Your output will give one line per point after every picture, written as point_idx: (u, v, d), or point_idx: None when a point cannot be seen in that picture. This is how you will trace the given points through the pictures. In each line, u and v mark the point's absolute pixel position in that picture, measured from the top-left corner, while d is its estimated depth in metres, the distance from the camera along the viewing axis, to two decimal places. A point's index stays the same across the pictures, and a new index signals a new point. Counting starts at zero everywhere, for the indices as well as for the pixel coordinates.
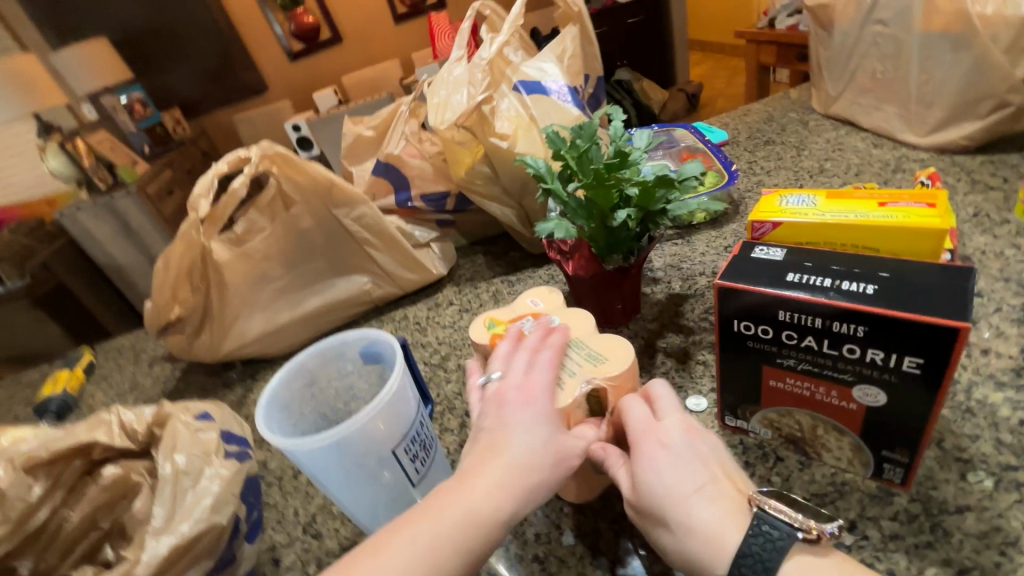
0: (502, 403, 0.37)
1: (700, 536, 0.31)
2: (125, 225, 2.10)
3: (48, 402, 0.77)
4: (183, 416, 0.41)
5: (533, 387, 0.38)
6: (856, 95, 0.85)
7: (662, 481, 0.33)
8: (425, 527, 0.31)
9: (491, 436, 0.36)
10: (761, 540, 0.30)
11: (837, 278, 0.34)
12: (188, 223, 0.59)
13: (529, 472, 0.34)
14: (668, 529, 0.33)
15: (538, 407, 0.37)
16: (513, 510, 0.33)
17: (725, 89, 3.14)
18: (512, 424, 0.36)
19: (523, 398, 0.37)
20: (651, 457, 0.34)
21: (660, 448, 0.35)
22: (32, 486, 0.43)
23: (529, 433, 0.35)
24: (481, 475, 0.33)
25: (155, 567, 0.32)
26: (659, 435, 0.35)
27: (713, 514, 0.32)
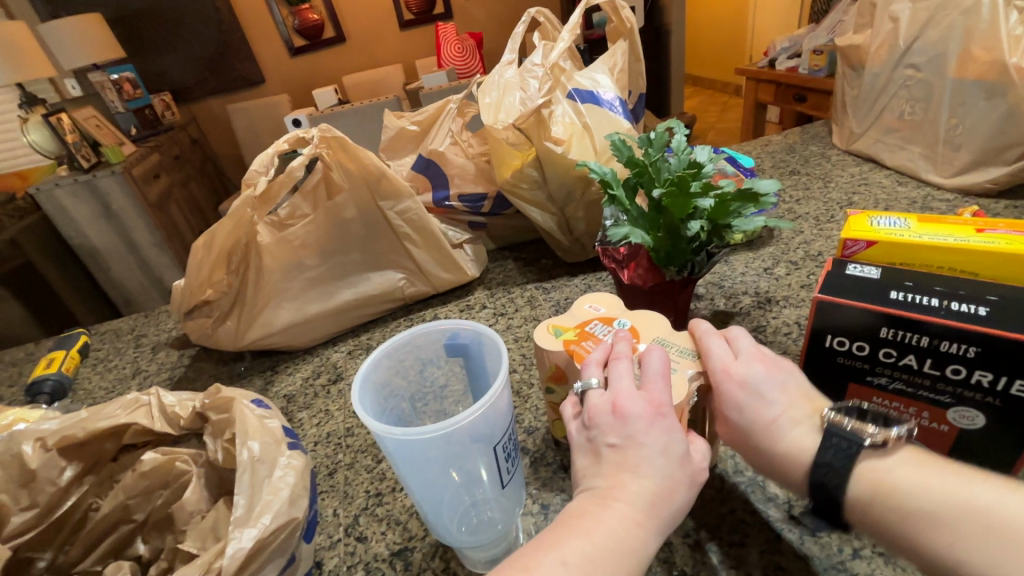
0: (628, 419, 0.34)
1: (782, 454, 0.36)
2: (105, 206, 1.90)
3: (42, 382, 0.72)
4: (244, 402, 0.38)
5: (661, 403, 0.34)
6: (882, 134, 0.88)
7: (745, 415, 0.38)
8: (584, 554, 0.29)
9: (621, 454, 0.33)
10: (833, 450, 0.34)
11: (944, 299, 0.34)
12: (242, 200, 0.58)
13: (668, 498, 0.32)
14: (752, 449, 0.38)
15: (669, 424, 0.34)
16: (657, 528, 0.31)
17: (718, 124, 3.22)
18: (647, 444, 0.33)
19: (652, 416, 0.34)
20: (735, 396, 0.38)
21: (742, 389, 0.38)
22: (64, 468, 0.39)
23: (666, 456, 0.32)
24: (625, 497, 0.31)
25: (239, 561, 0.29)
26: (739, 373, 0.38)
27: (791, 437, 0.36)
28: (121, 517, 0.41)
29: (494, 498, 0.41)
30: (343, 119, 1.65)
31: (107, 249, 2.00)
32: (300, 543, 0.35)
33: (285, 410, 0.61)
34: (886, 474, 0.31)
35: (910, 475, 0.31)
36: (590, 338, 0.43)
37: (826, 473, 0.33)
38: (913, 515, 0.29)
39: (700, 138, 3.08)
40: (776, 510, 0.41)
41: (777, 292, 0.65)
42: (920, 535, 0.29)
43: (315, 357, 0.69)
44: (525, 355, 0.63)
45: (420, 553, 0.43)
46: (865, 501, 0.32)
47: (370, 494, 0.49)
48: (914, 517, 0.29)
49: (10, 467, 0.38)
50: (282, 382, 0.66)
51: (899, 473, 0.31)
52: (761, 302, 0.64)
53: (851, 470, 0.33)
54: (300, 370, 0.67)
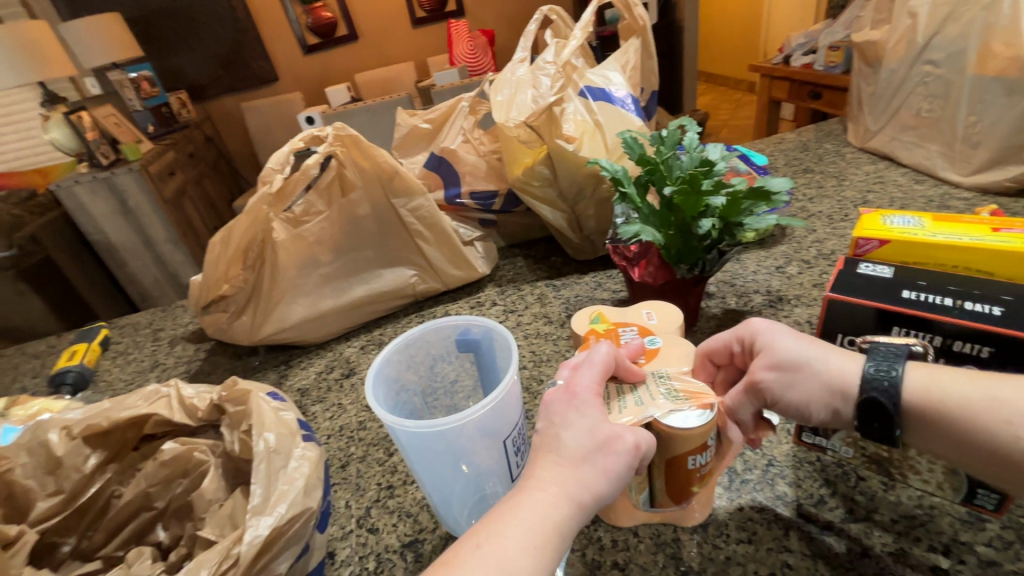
0: (547, 403, 0.34)
1: (829, 364, 0.34)
2: (122, 203, 1.94)
3: (64, 374, 0.74)
4: (261, 394, 0.39)
5: (577, 384, 0.34)
6: (898, 131, 0.87)
7: (788, 342, 0.36)
8: (502, 532, 0.28)
9: (541, 438, 0.33)
10: (882, 356, 0.32)
11: (958, 299, 0.34)
12: (258, 196, 0.59)
13: (584, 469, 0.31)
14: (809, 374, 0.34)
15: (585, 401, 0.33)
16: (576, 499, 0.30)
17: (731, 121, 3.19)
18: (560, 422, 0.33)
19: (566, 398, 0.34)
20: (770, 334, 0.37)
21: (771, 327, 0.37)
22: (89, 456, 0.40)
23: (578, 430, 0.32)
24: (541, 473, 0.31)
25: (256, 548, 0.30)
26: (760, 321, 0.38)
27: (833, 353, 0.35)
28: (141, 504, 0.42)
29: (504, 493, 0.42)
30: (355, 117, 1.66)
31: (124, 244, 2.04)
32: (314, 532, 0.36)
33: (299, 403, 0.62)
34: (935, 381, 0.31)
35: (961, 379, 0.30)
36: (612, 337, 0.45)
37: (886, 380, 0.31)
38: (956, 411, 0.30)
39: (713, 135, 3.05)
40: (784, 507, 0.41)
41: (789, 291, 0.64)
42: (966, 429, 0.29)
43: (328, 352, 0.70)
44: (535, 352, 0.63)
45: (430, 545, 0.44)
46: (920, 405, 0.31)
47: (382, 486, 0.50)
48: (956, 415, 0.30)
49: (38, 455, 0.39)
50: (296, 376, 0.67)
51: (949, 378, 0.31)
52: (772, 301, 0.63)
53: (905, 374, 0.31)
54: (313, 365, 0.68)
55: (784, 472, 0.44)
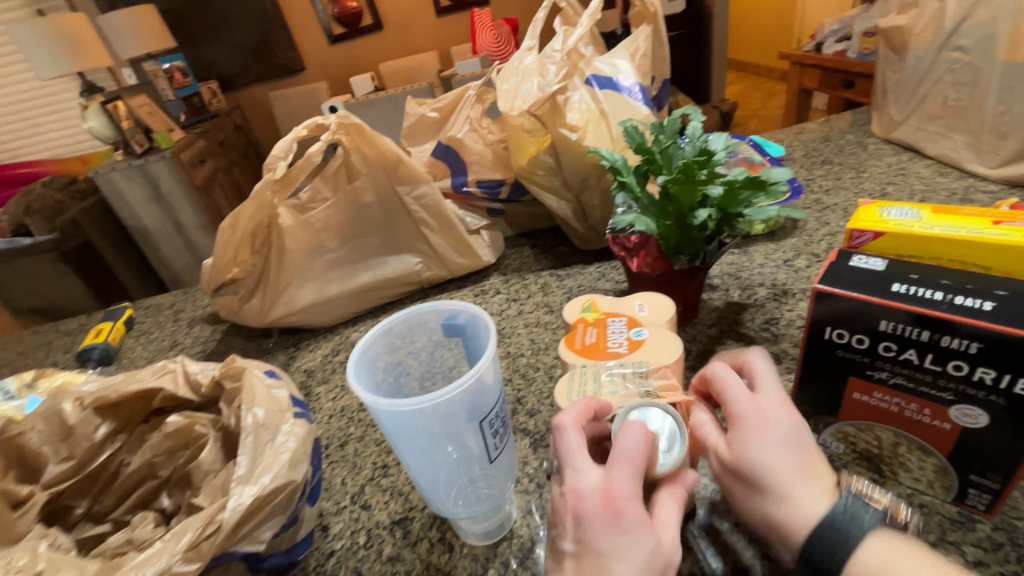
0: (580, 519, 0.30)
1: (788, 506, 0.31)
2: (155, 189, 2.01)
3: (91, 350, 0.78)
4: (256, 371, 0.41)
5: (616, 495, 0.30)
6: (924, 121, 0.83)
7: (768, 460, 0.32)
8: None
9: (578, 564, 0.29)
10: (845, 511, 0.30)
11: (949, 293, 0.33)
12: (264, 182, 0.61)
13: None
14: (767, 500, 0.32)
15: (632, 520, 0.30)
16: None
17: (761, 111, 3.10)
18: (606, 552, 0.29)
19: (607, 515, 0.30)
20: (756, 431, 0.33)
21: (765, 424, 0.33)
22: (99, 425, 0.43)
23: (629, 563, 0.29)
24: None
25: (239, 515, 0.31)
26: (764, 412, 0.33)
27: (810, 497, 0.31)
28: (147, 473, 0.44)
29: (487, 476, 0.43)
30: (375, 108, 1.68)
31: (157, 229, 2.11)
32: (302, 505, 0.37)
33: (305, 384, 0.65)
34: (887, 555, 0.29)
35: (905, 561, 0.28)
36: (600, 327, 0.46)
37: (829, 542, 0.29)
38: None
39: (741, 126, 2.97)
40: None
41: (795, 284, 0.63)
42: None
43: (335, 335, 0.72)
44: (534, 340, 0.64)
45: (419, 523, 0.45)
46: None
47: (376, 465, 0.51)
48: None
49: (52, 423, 0.41)
50: (304, 357, 0.69)
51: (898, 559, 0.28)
52: (777, 294, 0.62)
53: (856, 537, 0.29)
54: (320, 348, 0.70)
55: None
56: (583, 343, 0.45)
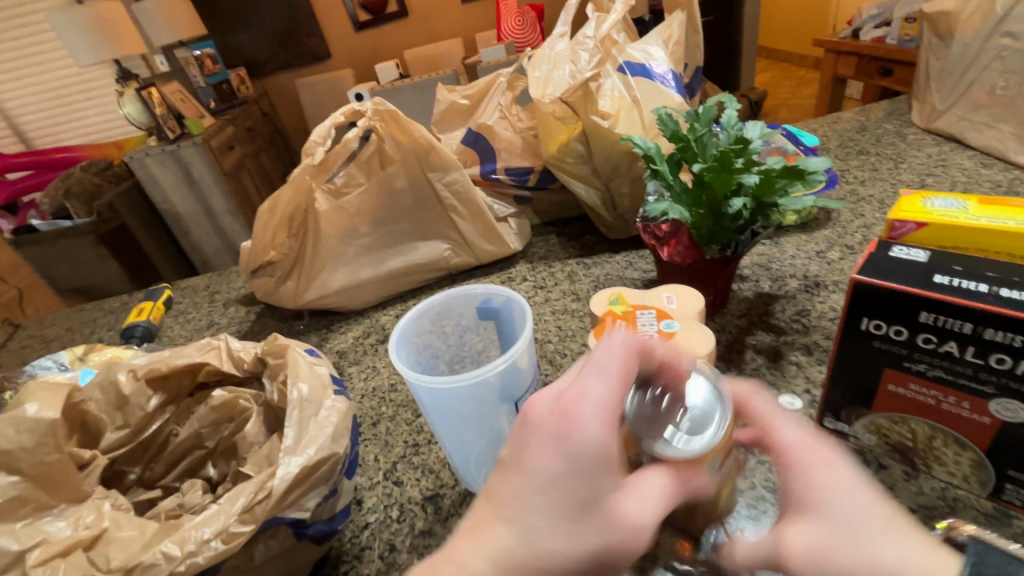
0: (526, 422, 0.28)
1: (883, 564, 0.23)
2: (186, 174, 2.05)
3: (134, 328, 0.81)
4: (299, 349, 0.43)
5: (575, 408, 0.27)
6: (968, 111, 0.81)
7: (838, 492, 0.26)
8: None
9: (506, 468, 0.28)
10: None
11: (994, 285, 0.33)
12: (303, 168, 0.63)
13: (538, 535, 0.26)
14: (848, 552, 0.24)
15: (580, 445, 0.27)
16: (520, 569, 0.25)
17: (791, 100, 3.01)
18: (531, 460, 0.27)
19: (552, 424, 0.27)
20: (819, 472, 0.27)
21: (827, 465, 0.27)
22: (151, 396, 0.45)
23: (552, 483, 0.26)
24: (495, 525, 0.27)
25: (288, 483, 0.33)
26: (823, 445, 0.28)
27: (911, 553, 0.23)
28: (194, 443, 0.47)
29: None
30: (400, 95, 1.68)
31: (189, 214, 2.15)
32: (342, 478, 0.39)
33: (338, 364, 0.67)
34: None
35: None
36: (629, 319, 0.45)
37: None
38: None
39: (770, 115, 2.89)
40: None
41: (827, 276, 0.62)
42: None
43: (366, 319, 0.74)
44: (561, 327, 0.64)
45: (449, 500, 0.47)
46: None
47: (408, 443, 0.53)
48: None
49: (108, 393, 0.44)
50: (336, 339, 0.71)
51: None
52: (809, 286, 0.62)
53: None
54: (351, 330, 0.72)
55: None
56: None
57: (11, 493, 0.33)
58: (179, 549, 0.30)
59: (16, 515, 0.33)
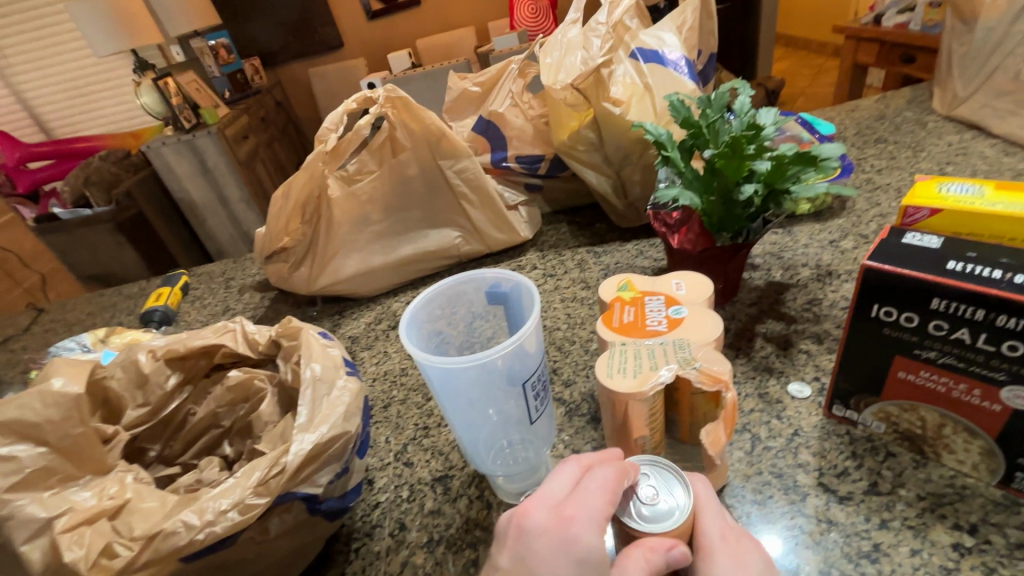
0: (526, 532, 0.31)
1: None
2: (201, 163, 2.04)
3: (152, 312, 0.83)
4: (312, 332, 0.44)
5: (569, 515, 0.31)
6: (991, 97, 0.79)
7: None
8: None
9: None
10: None
11: (1008, 271, 0.32)
12: (315, 154, 0.63)
13: None
14: None
15: (578, 558, 0.30)
16: None
17: (809, 89, 2.95)
18: (536, 568, 0.30)
19: (552, 531, 0.31)
20: (733, 571, 0.31)
21: (739, 564, 0.31)
22: (170, 375, 0.47)
23: None
24: None
25: (301, 458, 0.34)
26: (740, 551, 0.32)
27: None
28: (211, 422, 0.48)
29: (523, 439, 0.44)
30: (413, 84, 1.68)
31: (204, 203, 2.14)
32: (354, 457, 0.40)
33: (350, 349, 0.68)
34: None
35: None
36: (637, 305, 0.45)
37: None
38: None
39: (787, 104, 2.83)
40: (804, 475, 0.41)
41: (840, 265, 0.62)
42: None
43: (378, 305, 0.75)
44: (570, 315, 0.65)
45: (458, 481, 0.48)
46: None
47: (418, 426, 0.54)
48: None
49: (129, 371, 0.45)
50: (348, 325, 0.72)
51: None
52: (821, 275, 0.61)
53: None
54: (363, 316, 0.73)
55: (809, 442, 0.44)
56: (620, 322, 0.44)
57: (39, 463, 0.34)
58: (198, 518, 0.31)
59: (44, 484, 0.34)
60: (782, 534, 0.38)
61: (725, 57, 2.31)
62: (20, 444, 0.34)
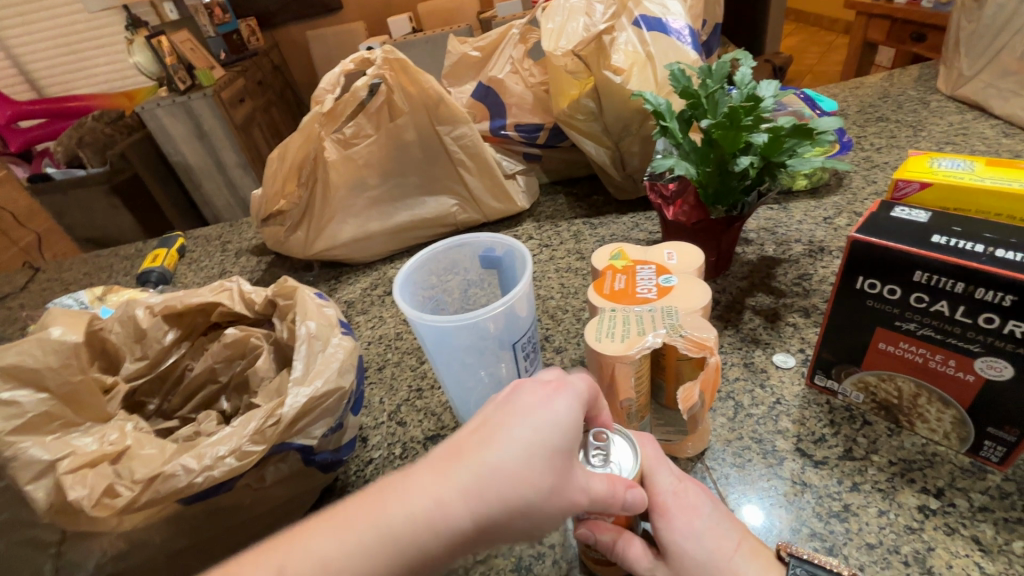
0: (516, 387, 0.32)
1: None
2: (197, 128, 1.97)
3: (149, 273, 0.84)
4: (307, 291, 0.45)
5: (562, 383, 0.32)
6: (997, 77, 0.78)
7: (702, 532, 0.33)
8: (371, 526, 0.26)
9: (486, 419, 0.30)
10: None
11: (990, 246, 0.33)
12: (311, 115, 0.62)
13: (513, 484, 0.28)
14: None
15: (559, 418, 0.30)
16: (486, 506, 0.27)
17: (817, 66, 2.90)
18: (520, 410, 0.30)
19: (544, 388, 0.31)
20: (686, 521, 0.33)
21: (691, 511, 0.33)
22: (167, 331, 0.47)
23: (533, 431, 0.29)
24: (464, 461, 0.28)
25: (296, 411, 0.35)
26: (690, 498, 0.34)
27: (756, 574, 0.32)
28: (208, 377, 0.49)
29: None
30: (413, 49, 1.63)
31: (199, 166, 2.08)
32: (347, 413, 0.41)
33: (346, 313, 0.68)
34: None
35: None
36: (629, 274, 0.46)
37: None
38: None
39: (794, 82, 2.79)
40: (783, 441, 0.43)
41: (832, 242, 0.62)
42: None
43: (374, 271, 0.75)
44: (563, 285, 0.65)
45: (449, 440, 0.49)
46: None
47: (412, 388, 0.55)
48: None
49: (127, 326, 0.46)
50: (344, 290, 0.73)
51: None
52: (813, 251, 0.62)
53: None
54: (359, 281, 0.74)
55: (790, 410, 0.45)
56: (611, 288, 0.44)
57: (41, 408, 0.35)
58: (196, 463, 0.33)
59: (47, 428, 0.35)
60: (759, 496, 0.40)
61: (734, 30, 2.25)
62: (22, 389, 0.35)
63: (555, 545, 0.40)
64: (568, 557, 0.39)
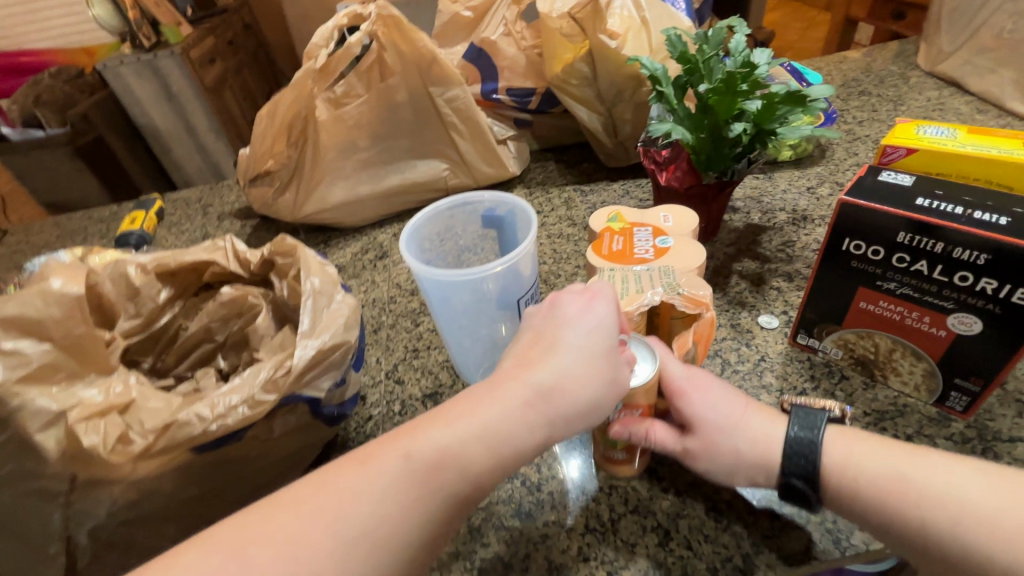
0: (557, 303, 0.37)
1: (753, 443, 0.37)
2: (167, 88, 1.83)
3: (127, 237, 0.81)
4: (307, 251, 0.44)
5: (595, 292, 0.37)
6: (973, 54, 0.80)
7: (716, 401, 0.38)
8: (474, 421, 0.31)
9: (542, 333, 0.36)
10: (798, 420, 0.37)
11: (969, 208, 0.35)
12: (303, 70, 0.60)
13: (581, 380, 0.33)
14: (733, 438, 0.37)
15: (601, 320, 0.35)
16: (563, 398, 0.33)
17: (797, 42, 2.91)
18: (568, 321, 0.35)
19: (582, 298, 0.37)
20: (701, 396, 0.38)
21: (703, 387, 0.38)
22: (161, 289, 0.47)
23: (583, 335, 0.34)
24: (536, 367, 0.34)
25: (305, 363, 0.36)
26: (698, 377, 0.39)
27: (762, 424, 0.38)
28: (203, 337, 0.49)
29: None
30: None
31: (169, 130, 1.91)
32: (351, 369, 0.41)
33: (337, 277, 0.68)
34: (849, 443, 0.35)
35: (845, 453, 0.34)
36: (626, 236, 0.47)
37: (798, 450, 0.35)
38: (869, 487, 0.33)
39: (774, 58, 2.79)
40: (767, 395, 0.45)
41: (815, 211, 0.65)
42: (880, 498, 0.32)
43: (363, 236, 0.75)
44: (556, 250, 0.66)
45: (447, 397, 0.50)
46: (842, 471, 0.34)
47: (408, 348, 0.56)
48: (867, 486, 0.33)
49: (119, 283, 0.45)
50: (335, 253, 0.72)
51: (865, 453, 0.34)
52: (796, 219, 0.64)
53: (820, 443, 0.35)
54: (349, 246, 0.73)
55: (773, 366, 0.48)
56: (609, 250, 0.45)
57: (45, 358, 0.35)
58: (209, 412, 0.33)
59: (50, 379, 0.35)
60: None
61: None
62: (24, 339, 0.35)
63: (552, 493, 0.41)
64: (564, 505, 0.40)
